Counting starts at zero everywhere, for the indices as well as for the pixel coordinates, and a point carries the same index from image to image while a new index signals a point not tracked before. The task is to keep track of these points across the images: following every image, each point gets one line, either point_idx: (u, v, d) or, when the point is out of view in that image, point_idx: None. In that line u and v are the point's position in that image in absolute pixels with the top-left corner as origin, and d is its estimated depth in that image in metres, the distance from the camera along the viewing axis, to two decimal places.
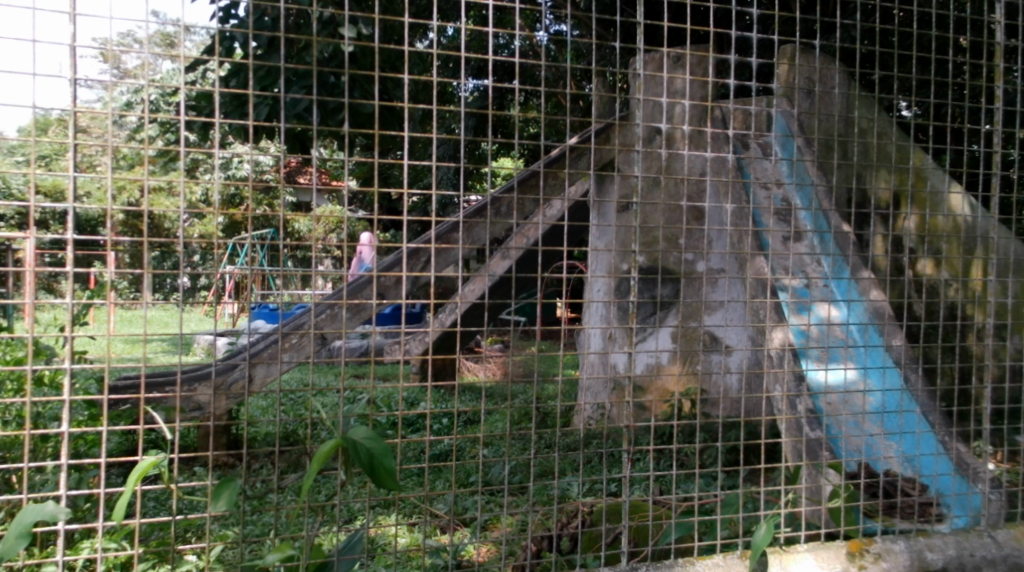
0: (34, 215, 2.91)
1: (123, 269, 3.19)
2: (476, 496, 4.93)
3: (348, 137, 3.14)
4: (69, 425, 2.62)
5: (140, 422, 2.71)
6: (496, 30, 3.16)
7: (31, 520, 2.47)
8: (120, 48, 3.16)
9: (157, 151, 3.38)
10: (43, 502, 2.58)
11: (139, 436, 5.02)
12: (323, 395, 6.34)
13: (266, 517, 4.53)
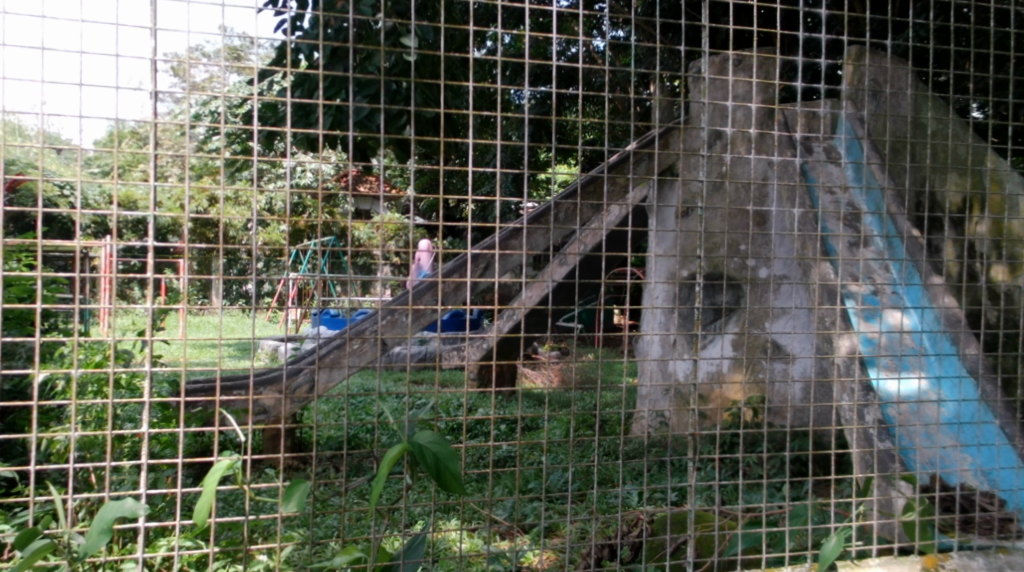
0: (116, 222, 3.00)
1: (198, 276, 3.27)
2: (537, 502, 4.93)
3: (414, 144, 3.19)
4: (149, 426, 2.68)
5: (216, 423, 2.77)
6: (561, 39, 3.18)
7: (113, 517, 2.55)
8: (190, 61, 3.25)
9: (228, 161, 3.45)
10: (125, 498, 2.66)
11: (208, 439, 5.12)
12: (383, 399, 6.41)
13: (330, 520, 4.59)
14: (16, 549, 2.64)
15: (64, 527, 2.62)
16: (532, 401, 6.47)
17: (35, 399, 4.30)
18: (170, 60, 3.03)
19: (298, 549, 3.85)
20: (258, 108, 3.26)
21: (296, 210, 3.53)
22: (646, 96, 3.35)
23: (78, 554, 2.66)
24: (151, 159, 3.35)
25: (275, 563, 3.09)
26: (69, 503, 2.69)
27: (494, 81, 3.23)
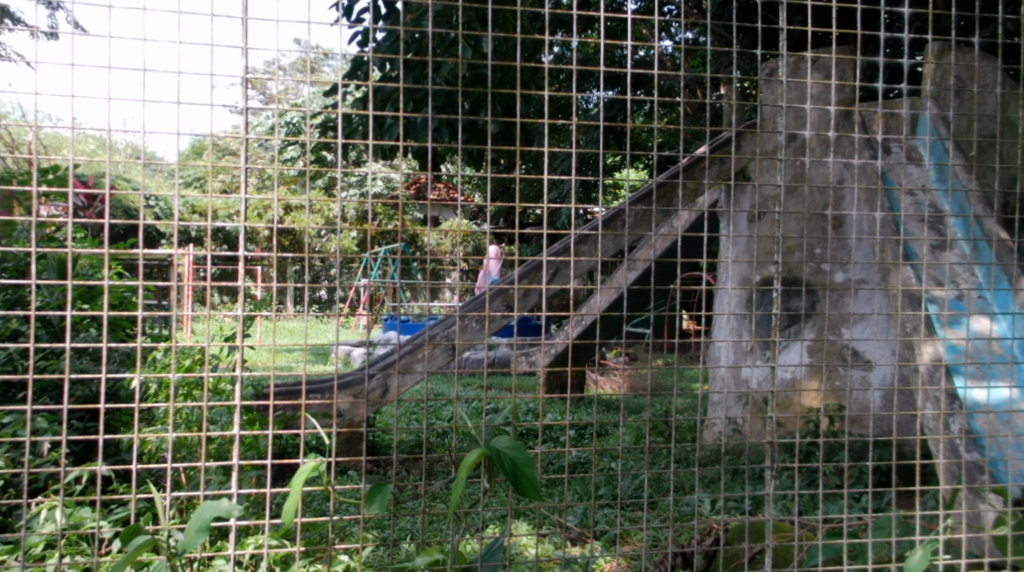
0: (205, 231, 3.08)
1: (281, 285, 3.35)
2: (608, 509, 4.91)
3: (491, 152, 3.24)
4: (239, 429, 2.77)
5: (304, 425, 2.85)
6: (641, 46, 3.25)
7: (209, 515, 2.60)
8: (267, 75, 3.39)
9: (305, 172, 3.53)
10: (219, 497, 2.73)
11: (285, 441, 5.23)
12: (455, 404, 6.48)
13: (404, 523, 4.65)
14: (119, 545, 2.72)
15: (163, 526, 2.71)
16: (602, 407, 6.45)
17: (128, 401, 4.49)
18: (251, 76, 3.18)
19: (377, 553, 3.92)
20: (336, 119, 3.36)
21: (374, 219, 3.59)
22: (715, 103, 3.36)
23: (178, 550, 2.75)
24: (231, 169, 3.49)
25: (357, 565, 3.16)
26: (167, 500, 2.78)
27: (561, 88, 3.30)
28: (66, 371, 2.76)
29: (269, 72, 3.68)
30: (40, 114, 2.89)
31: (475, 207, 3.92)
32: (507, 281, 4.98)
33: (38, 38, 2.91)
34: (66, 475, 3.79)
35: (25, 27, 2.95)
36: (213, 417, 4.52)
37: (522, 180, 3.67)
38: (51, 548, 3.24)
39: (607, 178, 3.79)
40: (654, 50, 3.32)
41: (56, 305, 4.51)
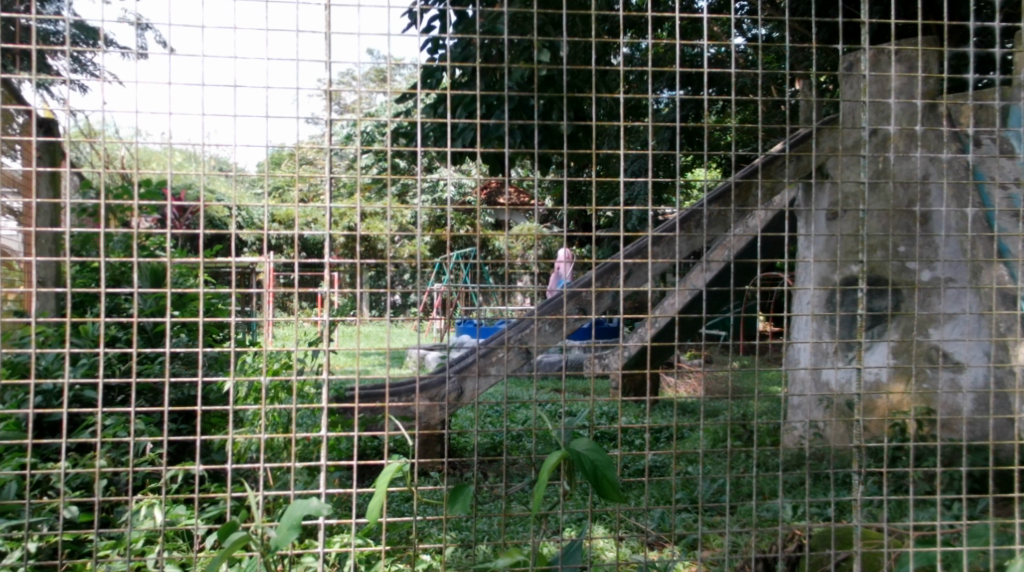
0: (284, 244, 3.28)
1: (361, 293, 3.50)
2: (686, 513, 4.84)
3: (564, 156, 3.24)
4: (333, 434, 3.13)
5: (392, 429, 3.21)
6: (716, 45, 3.21)
7: (300, 513, 2.97)
8: (344, 84, 3.44)
9: (383, 179, 3.57)
10: (309, 500, 3.11)
11: (364, 443, 5.30)
12: (528, 407, 6.45)
13: (481, 525, 4.66)
14: (219, 540, 3.10)
15: (258, 521, 3.08)
16: (675, 410, 6.37)
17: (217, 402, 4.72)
18: (327, 86, 3.30)
19: (454, 555, 3.95)
20: (411, 126, 3.40)
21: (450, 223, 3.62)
22: (788, 100, 3.33)
23: (269, 546, 3.13)
24: (308, 176, 3.62)
25: (444, 561, 3.46)
26: (260, 502, 3.21)
27: (626, 92, 3.38)
28: (166, 377, 2.94)
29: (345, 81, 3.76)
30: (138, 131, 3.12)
31: (543, 209, 4.00)
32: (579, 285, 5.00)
33: (134, 61, 3.15)
34: (162, 472, 3.97)
35: (122, 51, 3.19)
36: (294, 418, 4.68)
37: (597, 183, 3.65)
38: (147, 545, 3.34)
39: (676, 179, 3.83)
40: (729, 48, 3.28)
41: (152, 312, 4.78)
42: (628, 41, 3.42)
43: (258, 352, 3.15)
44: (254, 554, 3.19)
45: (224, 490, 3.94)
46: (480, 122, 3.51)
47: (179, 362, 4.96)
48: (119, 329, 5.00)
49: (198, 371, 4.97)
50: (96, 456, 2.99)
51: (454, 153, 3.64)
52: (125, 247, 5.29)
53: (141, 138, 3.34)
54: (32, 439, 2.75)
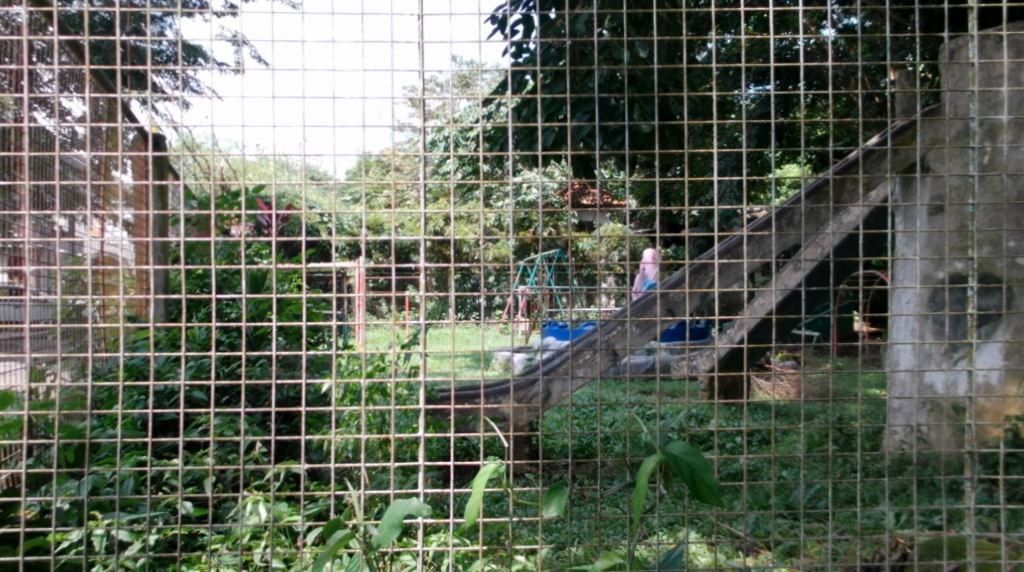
0: (377, 252, 3.39)
1: (452, 284, 3.68)
2: (779, 518, 4.72)
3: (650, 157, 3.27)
4: (429, 437, 3.23)
5: (486, 433, 3.31)
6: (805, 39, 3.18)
7: (401, 513, 3.05)
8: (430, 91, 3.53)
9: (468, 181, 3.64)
10: (407, 500, 3.17)
11: (454, 443, 5.34)
12: (614, 410, 6.42)
13: (571, 528, 4.64)
14: (323, 537, 3.20)
15: (359, 520, 3.18)
16: (764, 413, 6.26)
17: (313, 403, 4.87)
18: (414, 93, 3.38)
19: (548, 557, 3.97)
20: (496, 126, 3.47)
21: None
22: (882, 92, 3.26)
23: (372, 543, 3.23)
24: (399, 181, 3.72)
25: (538, 561, 3.51)
26: (362, 502, 3.28)
27: (714, 92, 3.43)
28: (271, 376, 3.06)
29: (432, 86, 3.80)
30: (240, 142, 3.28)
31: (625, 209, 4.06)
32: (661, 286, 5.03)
33: (234, 76, 3.30)
34: (265, 471, 4.09)
35: (221, 68, 3.34)
36: (386, 418, 4.78)
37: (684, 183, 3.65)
38: (253, 539, 3.47)
39: (761, 177, 3.84)
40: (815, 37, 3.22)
41: (251, 315, 4.94)
42: (717, 38, 3.39)
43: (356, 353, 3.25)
44: (357, 552, 3.28)
45: (323, 489, 4.02)
46: (567, 123, 3.58)
47: (279, 365, 5.14)
48: (222, 333, 5.20)
49: (296, 373, 5.14)
50: (209, 455, 3.11)
51: (541, 156, 3.72)
52: (227, 255, 5.51)
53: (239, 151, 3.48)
54: (154, 438, 2.89)
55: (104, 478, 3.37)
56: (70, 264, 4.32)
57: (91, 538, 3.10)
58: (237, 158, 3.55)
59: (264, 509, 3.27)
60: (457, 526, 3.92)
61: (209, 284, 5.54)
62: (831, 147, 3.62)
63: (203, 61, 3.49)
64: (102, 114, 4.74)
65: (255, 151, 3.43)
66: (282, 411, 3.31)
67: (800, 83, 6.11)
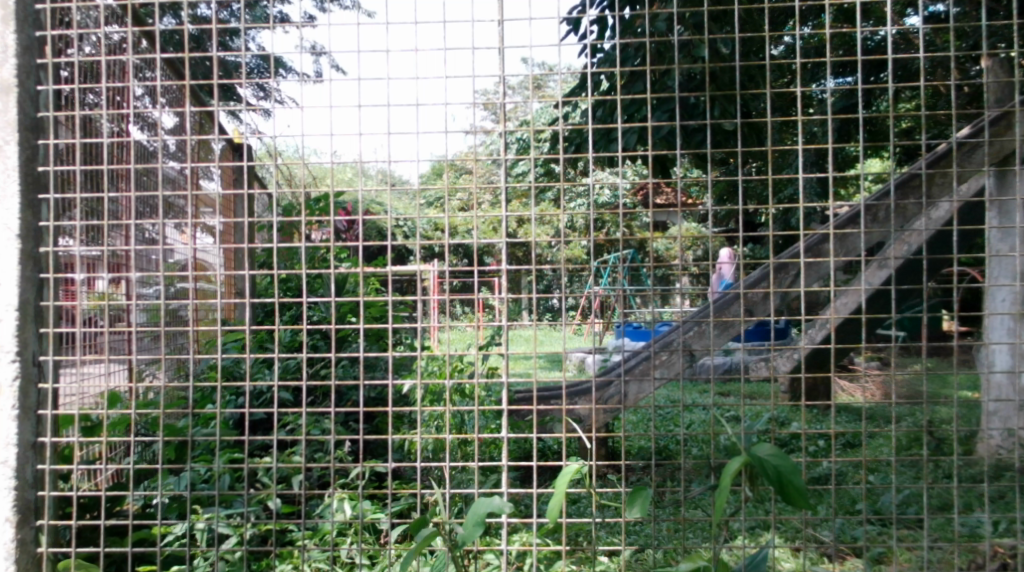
0: (449, 254, 3.39)
1: (528, 284, 3.68)
2: (868, 524, 4.57)
3: (726, 155, 3.24)
4: (509, 435, 3.23)
5: (568, 434, 3.31)
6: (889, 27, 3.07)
7: (484, 511, 3.05)
8: (505, 92, 3.55)
9: (541, 181, 3.65)
10: (491, 498, 3.16)
11: (532, 444, 5.34)
12: (692, 412, 6.35)
13: (651, 531, 4.58)
14: (408, 536, 3.21)
15: (444, 517, 3.18)
16: (849, 415, 6.11)
17: (394, 403, 4.94)
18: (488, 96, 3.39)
19: (630, 559, 3.93)
20: (572, 124, 3.48)
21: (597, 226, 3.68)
22: (973, 81, 3.14)
23: (456, 541, 3.22)
24: (474, 185, 3.65)
25: (620, 563, 3.48)
26: (448, 500, 3.28)
27: (798, 87, 3.37)
28: (355, 374, 3.11)
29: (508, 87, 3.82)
30: (322, 149, 3.33)
31: (701, 208, 3.86)
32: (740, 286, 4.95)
33: (315, 86, 3.36)
34: (350, 469, 4.16)
35: (301, 78, 3.40)
36: (467, 419, 4.81)
37: (764, 181, 3.61)
38: (339, 535, 3.55)
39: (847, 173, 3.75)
40: (884, 40, 3.24)
41: (335, 315, 5.04)
42: (800, 30, 3.31)
43: (432, 349, 3.29)
44: (442, 550, 3.29)
45: (405, 488, 4.05)
46: (646, 124, 3.49)
47: (362, 365, 5.21)
48: (305, 335, 5.30)
49: (379, 374, 5.22)
50: (299, 452, 3.17)
51: (619, 154, 3.68)
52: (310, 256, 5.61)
53: (317, 158, 3.53)
54: (246, 434, 2.98)
55: (201, 474, 3.51)
56: (166, 270, 4.48)
57: (193, 531, 3.22)
58: (315, 165, 3.57)
59: (346, 506, 3.31)
60: (541, 525, 3.90)
61: (293, 286, 5.66)
62: (920, 137, 3.44)
63: (283, 74, 3.55)
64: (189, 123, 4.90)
65: (334, 157, 3.45)
66: (370, 407, 3.37)
67: (882, 76, 5.97)
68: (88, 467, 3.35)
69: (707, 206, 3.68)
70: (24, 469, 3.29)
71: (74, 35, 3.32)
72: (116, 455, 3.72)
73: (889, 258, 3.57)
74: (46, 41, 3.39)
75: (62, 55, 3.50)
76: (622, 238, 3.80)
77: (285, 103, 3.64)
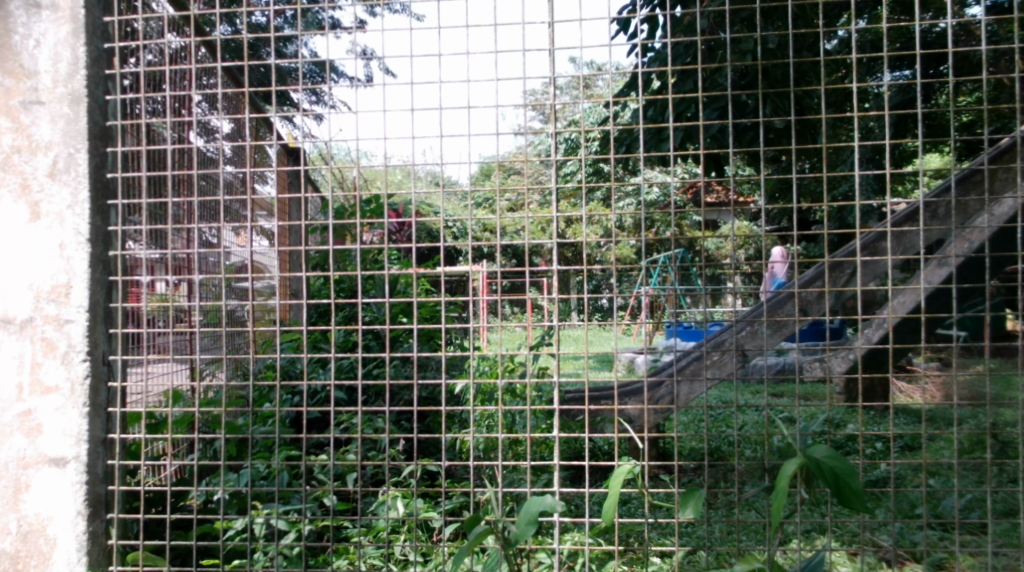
0: (498, 254, 3.39)
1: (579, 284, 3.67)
2: (928, 528, 4.47)
3: (781, 153, 3.20)
4: (560, 435, 3.22)
5: (621, 434, 3.29)
6: (951, 20, 3.00)
7: (538, 510, 3.05)
8: (556, 93, 3.55)
9: (592, 181, 3.64)
10: (544, 497, 3.16)
11: (583, 444, 5.33)
12: (745, 412, 6.28)
13: (703, 533, 4.53)
14: (462, 534, 3.21)
15: (498, 516, 3.19)
16: (907, 417, 5.99)
17: (445, 402, 4.97)
18: (540, 98, 3.39)
19: (683, 561, 3.89)
20: (624, 124, 3.46)
21: (648, 224, 3.66)
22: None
23: (510, 540, 3.22)
24: (525, 187, 3.55)
25: (673, 564, 3.46)
26: (502, 499, 3.29)
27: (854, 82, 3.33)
28: (407, 374, 3.14)
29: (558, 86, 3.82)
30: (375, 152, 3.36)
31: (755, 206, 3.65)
32: (794, 286, 4.88)
33: (367, 90, 3.38)
34: (403, 468, 4.20)
35: (354, 83, 3.43)
36: (518, 419, 4.81)
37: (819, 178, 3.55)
38: (394, 533, 3.57)
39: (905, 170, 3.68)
40: (945, 33, 3.16)
41: (387, 314, 5.08)
42: (857, 25, 3.25)
43: (483, 348, 3.31)
44: (495, 548, 3.29)
45: (457, 487, 4.06)
46: (699, 122, 3.40)
47: (413, 365, 5.24)
48: (358, 335, 5.37)
49: (430, 374, 5.26)
50: (354, 451, 3.20)
51: (671, 153, 3.66)
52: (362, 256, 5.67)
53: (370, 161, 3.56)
54: (303, 433, 3.01)
55: (258, 472, 3.56)
56: (222, 272, 4.56)
57: (251, 527, 3.27)
58: (368, 168, 3.60)
59: (401, 503, 3.33)
60: (593, 525, 3.89)
61: (345, 287, 5.73)
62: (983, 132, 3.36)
63: (336, 79, 3.58)
64: (243, 128, 4.97)
65: (387, 160, 3.48)
66: (423, 406, 3.39)
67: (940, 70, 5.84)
68: (153, 464, 3.43)
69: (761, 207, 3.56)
70: (94, 465, 3.38)
71: (135, 43, 3.39)
72: (175, 453, 3.79)
73: (951, 256, 3.50)
74: (113, 52, 3.48)
75: (127, 66, 3.58)
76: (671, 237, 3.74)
77: (338, 107, 3.67)
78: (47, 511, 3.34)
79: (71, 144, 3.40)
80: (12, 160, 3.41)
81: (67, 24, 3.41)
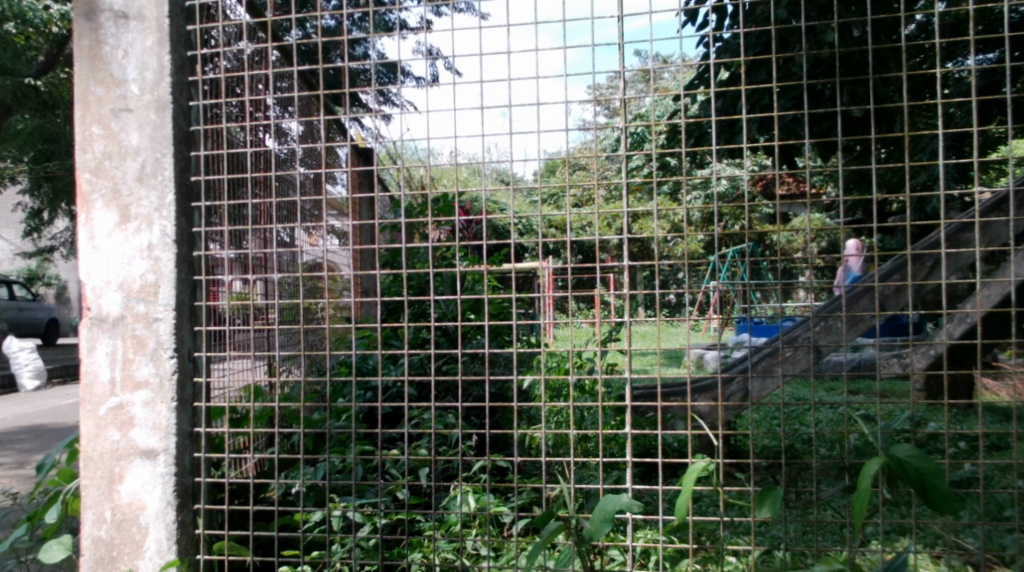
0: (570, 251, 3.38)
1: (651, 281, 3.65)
2: (1015, 530, 4.32)
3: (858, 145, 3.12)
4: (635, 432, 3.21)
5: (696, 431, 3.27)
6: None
7: (612, 507, 3.04)
8: (627, 87, 3.52)
9: (664, 175, 3.60)
10: (618, 493, 3.15)
11: (654, 441, 5.29)
12: (820, 409, 6.17)
13: (778, 532, 4.47)
14: (535, 530, 3.21)
15: (571, 512, 3.18)
16: (990, 415, 5.81)
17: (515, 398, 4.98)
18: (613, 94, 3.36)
19: (760, 560, 3.84)
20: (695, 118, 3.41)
21: (721, 219, 3.61)
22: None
23: (584, 536, 3.21)
24: (593, 182, 3.55)
25: (749, 564, 3.41)
26: (575, 495, 3.28)
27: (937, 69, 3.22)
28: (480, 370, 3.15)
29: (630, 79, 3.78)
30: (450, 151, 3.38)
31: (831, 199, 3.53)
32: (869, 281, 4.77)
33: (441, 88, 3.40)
34: (474, 464, 4.22)
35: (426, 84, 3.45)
36: (588, 414, 4.79)
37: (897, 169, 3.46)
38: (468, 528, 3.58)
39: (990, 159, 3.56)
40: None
41: (457, 310, 5.11)
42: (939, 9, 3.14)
43: (555, 344, 3.31)
44: (569, 545, 3.28)
45: (528, 483, 4.07)
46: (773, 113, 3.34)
47: (482, 361, 5.26)
48: (428, 331, 5.41)
49: (499, 370, 5.27)
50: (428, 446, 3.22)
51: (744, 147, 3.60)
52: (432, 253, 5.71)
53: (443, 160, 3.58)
54: (379, 428, 3.04)
55: (333, 466, 3.61)
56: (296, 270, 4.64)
57: (327, 521, 3.32)
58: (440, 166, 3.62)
59: (475, 499, 3.34)
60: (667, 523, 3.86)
61: (416, 283, 5.77)
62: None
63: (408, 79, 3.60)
64: (315, 128, 5.04)
65: (461, 159, 3.49)
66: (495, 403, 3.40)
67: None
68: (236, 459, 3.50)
69: (839, 198, 3.48)
70: (182, 458, 3.47)
71: (215, 49, 3.46)
72: (256, 448, 3.88)
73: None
74: (196, 59, 3.57)
75: (208, 72, 3.67)
76: (743, 232, 3.69)
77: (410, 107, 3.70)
78: (139, 502, 3.45)
79: (158, 149, 3.50)
80: (104, 165, 3.52)
81: (154, 33, 3.50)
